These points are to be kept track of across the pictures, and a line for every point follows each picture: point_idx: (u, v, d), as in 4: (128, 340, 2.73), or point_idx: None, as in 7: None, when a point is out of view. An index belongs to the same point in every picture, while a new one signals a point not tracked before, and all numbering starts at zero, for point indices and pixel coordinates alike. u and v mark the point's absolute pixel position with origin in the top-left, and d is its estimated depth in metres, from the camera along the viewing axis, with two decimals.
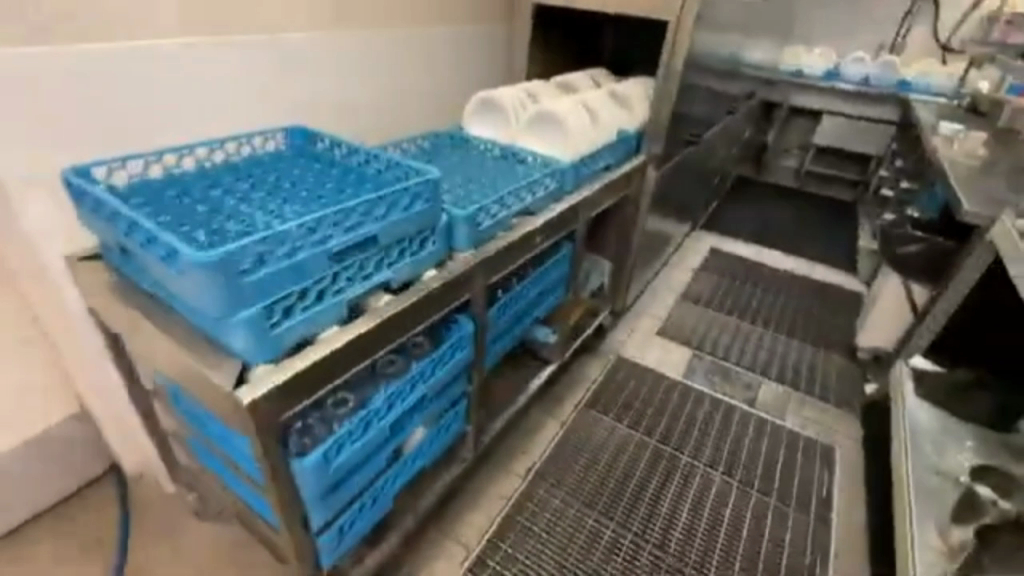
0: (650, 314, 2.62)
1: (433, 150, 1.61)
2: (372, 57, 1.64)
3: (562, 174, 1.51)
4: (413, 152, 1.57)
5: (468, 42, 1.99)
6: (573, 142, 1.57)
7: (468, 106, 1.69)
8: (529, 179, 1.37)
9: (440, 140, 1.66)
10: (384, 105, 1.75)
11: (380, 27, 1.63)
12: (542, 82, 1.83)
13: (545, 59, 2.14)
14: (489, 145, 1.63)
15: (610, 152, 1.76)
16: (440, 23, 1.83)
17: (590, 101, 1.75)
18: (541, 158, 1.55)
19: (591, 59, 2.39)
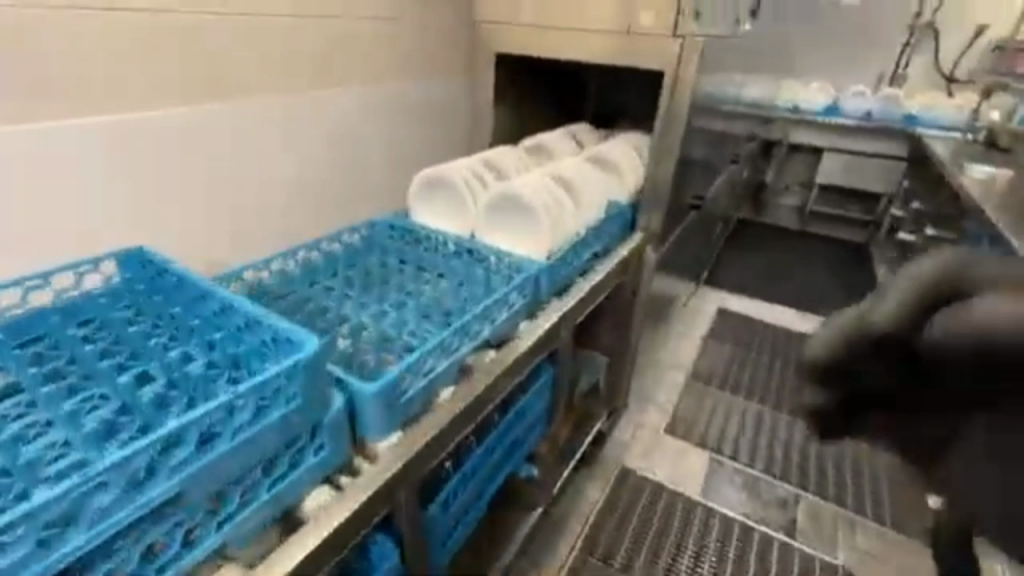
0: (657, 406, 2.20)
1: (367, 250, 1.24)
2: (285, 134, 1.23)
3: (536, 283, 1.12)
4: (335, 253, 1.17)
5: (422, 103, 1.62)
6: (546, 235, 1.18)
7: (411, 187, 1.31)
8: (488, 302, 0.97)
9: (378, 233, 1.28)
10: (309, 195, 1.34)
11: (293, 96, 1.23)
12: (507, 149, 1.46)
13: (516, 119, 1.78)
14: (444, 241, 1.24)
15: (598, 236, 1.38)
16: (381, 84, 1.46)
17: (567, 174, 1.37)
18: (507, 258, 1.16)
19: (571, 113, 2.04)
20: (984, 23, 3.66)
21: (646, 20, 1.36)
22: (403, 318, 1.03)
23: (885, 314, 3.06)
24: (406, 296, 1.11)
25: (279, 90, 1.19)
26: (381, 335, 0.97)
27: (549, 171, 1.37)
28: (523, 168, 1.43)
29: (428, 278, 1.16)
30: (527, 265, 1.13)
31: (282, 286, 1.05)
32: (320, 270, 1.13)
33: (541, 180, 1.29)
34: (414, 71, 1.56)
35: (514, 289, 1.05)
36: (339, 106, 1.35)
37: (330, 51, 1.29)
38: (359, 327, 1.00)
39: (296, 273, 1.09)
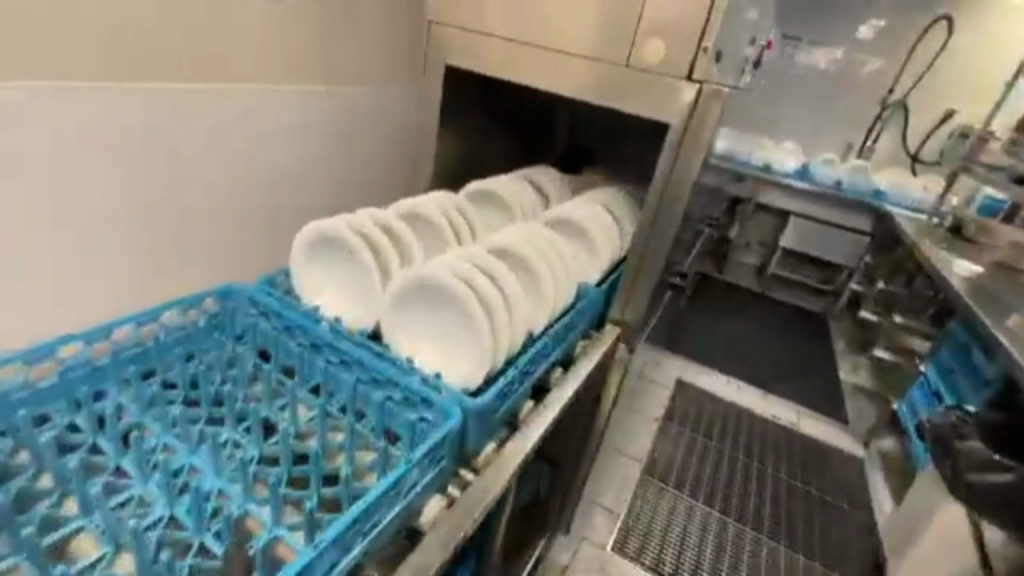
0: (604, 510, 1.83)
1: (208, 337, 0.80)
2: (85, 160, 0.73)
3: (458, 437, 0.70)
4: (144, 345, 0.73)
5: (339, 123, 1.15)
6: (485, 353, 0.78)
7: (295, 246, 0.87)
8: (361, 500, 0.56)
9: (231, 306, 0.83)
10: (127, 254, 0.83)
11: (97, 100, 0.73)
12: (440, 196, 1.05)
13: (461, 151, 1.37)
14: (325, 337, 0.79)
15: (565, 335, 1.00)
16: (271, 91, 0.98)
17: (518, 248, 0.96)
18: (416, 381, 0.74)
19: (537, 151, 1.67)
20: (951, 109, 3.65)
21: (650, 55, 1.01)
22: (221, 495, 0.61)
23: (845, 400, 2.87)
24: (244, 440, 0.68)
25: (69, 79, 0.69)
26: (158, 544, 0.54)
27: (492, 242, 0.97)
28: (459, 227, 1.02)
29: (290, 401, 0.73)
30: (446, 401, 0.71)
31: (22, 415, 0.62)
32: (107, 377, 0.69)
33: (474, 258, 0.88)
34: (327, 81, 1.09)
35: (415, 460, 0.63)
36: (201, 117, 0.87)
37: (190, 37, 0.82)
38: (134, 514, 0.57)
39: (57, 386, 0.65)
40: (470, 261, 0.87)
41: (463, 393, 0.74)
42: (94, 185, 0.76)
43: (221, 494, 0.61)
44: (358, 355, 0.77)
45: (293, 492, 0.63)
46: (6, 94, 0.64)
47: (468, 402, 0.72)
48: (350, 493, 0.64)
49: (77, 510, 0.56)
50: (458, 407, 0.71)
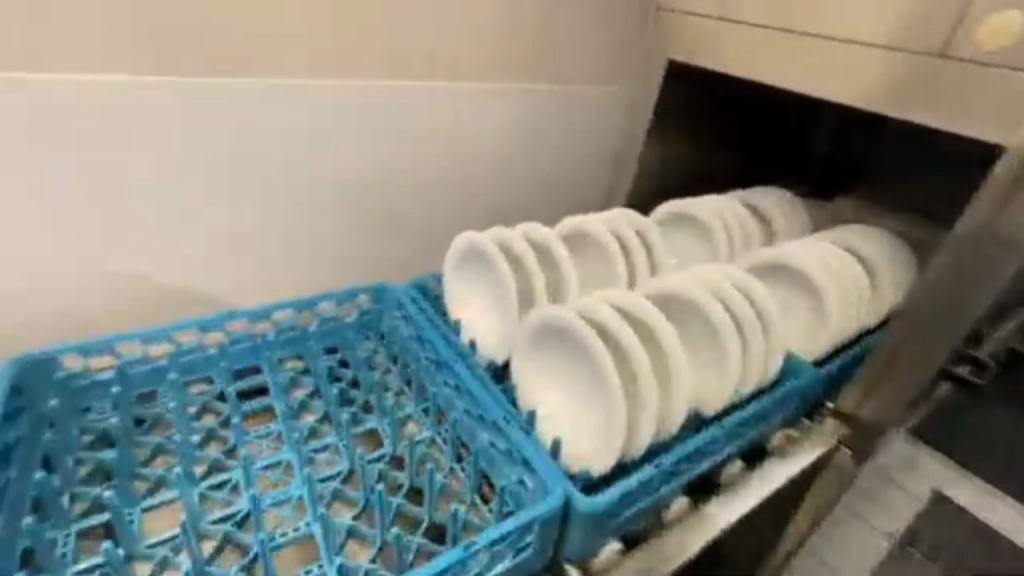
0: None
1: (358, 330, 0.79)
2: (304, 157, 0.78)
3: (552, 525, 0.56)
4: (296, 327, 0.75)
5: (548, 131, 0.98)
6: (620, 437, 0.59)
7: (449, 253, 0.80)
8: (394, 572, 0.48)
9: (382, 308, 0.80)
10: (346, 251, 0.87)
11: (319, 103, 0.76)
12: (618, 212, 0.87)
13: (680, 168, 1.11)
14: (447, 357, 0.71)
15: (757, 428, 0.73)
16: (475, 95, 0.87)
17: (704, 300, 0.69)
18: (524, 437, 0.61)
19: (803, 171, 1.28)
20: None
21: (983, 35, 0.67)
22: (300, 505, 0.60)
23: None
24: (342, 450, 0.66)
25: (299, 81, 0.74)
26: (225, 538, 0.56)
27: (653, 286, 0.73)
28: (633, 259, 0.84)
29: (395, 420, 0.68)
30: (548, 471, 0.58)
31: (185, 374, 0.69)
32: (259, 353, 0.73)
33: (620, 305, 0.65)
34: (538, 85, 0.93)
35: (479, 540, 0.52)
36: (393, 122, 0.82)
37: (391, 34, 0.77)
38: (222, 501, 0.60)
39: (217, 355, 0.70)
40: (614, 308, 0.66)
41: (580, 491, 0.58)
42: (290, 181, 0.79)
43: (298, 505, 0.60)
44: (473, 386, 0.67)
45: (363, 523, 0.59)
46: (253, 86, 0.71)
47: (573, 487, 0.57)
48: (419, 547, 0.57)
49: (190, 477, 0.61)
50: (557, 490, 0.57)
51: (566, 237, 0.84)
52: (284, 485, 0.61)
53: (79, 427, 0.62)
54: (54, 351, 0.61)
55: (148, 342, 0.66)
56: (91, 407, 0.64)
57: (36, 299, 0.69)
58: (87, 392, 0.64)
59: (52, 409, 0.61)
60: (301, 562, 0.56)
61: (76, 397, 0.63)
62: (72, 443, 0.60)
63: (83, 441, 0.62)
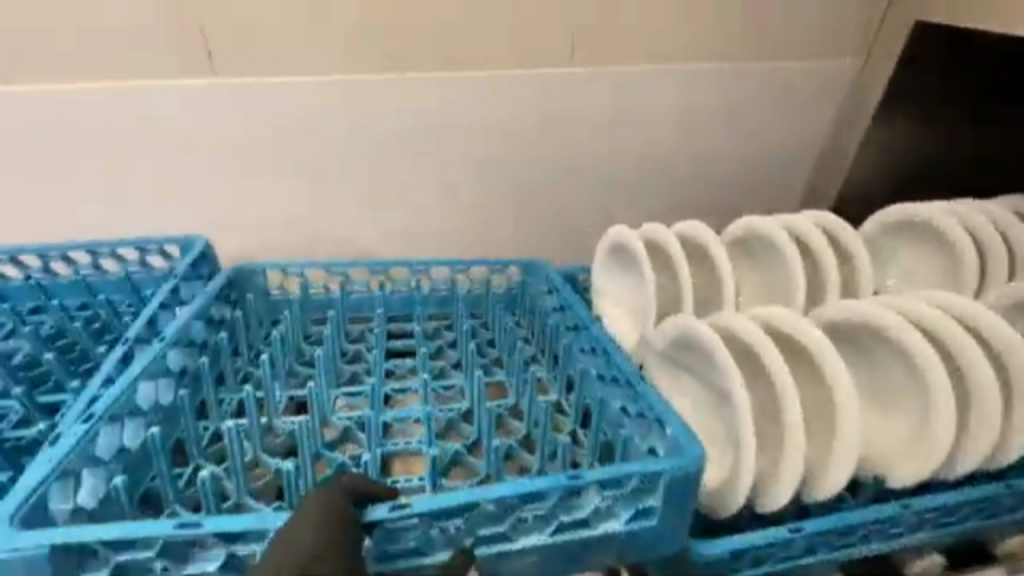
0: None
1: (507, 300, 0.82)
2: (513, 141, 0.84)
3: (676, 495, 0.49)
4: (453, 287, 0.81)
5: (738, 116, 0.90)
6: (751, 471, 0.50)
7: (601, 249, 0.76)
8: (494, 487, 0.48)
9: (530, 281, 0.82)
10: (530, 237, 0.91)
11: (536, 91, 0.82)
12: (809, 216, 0.73)
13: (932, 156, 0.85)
14: (586, 322, 0.70)
15: (972, 516, 0.54)
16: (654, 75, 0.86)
17: (885, 320, 0.56)
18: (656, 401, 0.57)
19: None
20: None
21: None
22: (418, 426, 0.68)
23: None
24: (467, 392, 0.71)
25: (523, 72, 0.81)
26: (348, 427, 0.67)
27: (826, 308, 0.59)
28: (821, 275, 0.69)
29: (520, 378, 0.70)
30: (678, 431, 0.53)
31: (355, 310, 0.81)
32: (420, 303, 0.81)
33: (768, 322, 0.55)
34: (732, 62, 0.87)
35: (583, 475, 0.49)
36: (571, 101, 0.84)
37: (574, 13, 0.79)
38: (352, 406, 0.71)
39: (382, 297, 0.81)
40: (763, 324, 0.56)
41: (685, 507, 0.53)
42: (498, 164, 0.85)
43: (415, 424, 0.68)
44: (612, 355, 0.64)
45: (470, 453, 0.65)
46: (485, 79, 0.80)
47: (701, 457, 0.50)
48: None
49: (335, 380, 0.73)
50: (691, 453, 0.50)
51: (734, 242, 0.75)
52: (412, 409, 0.70)
53: (259, 321, 0.79)
54: (252, 266, 0.78)
55: (332, 271, 0.80)
56: (273, 314, 0.80)
57: (278, 251, 0.85)
58: (278, 306, 0.80)
59: (249, 302, 0.78)
60: (409, 471, 0.64)
61: (267, 304, 0.80)
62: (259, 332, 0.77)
63: (262, 337, 0.78)
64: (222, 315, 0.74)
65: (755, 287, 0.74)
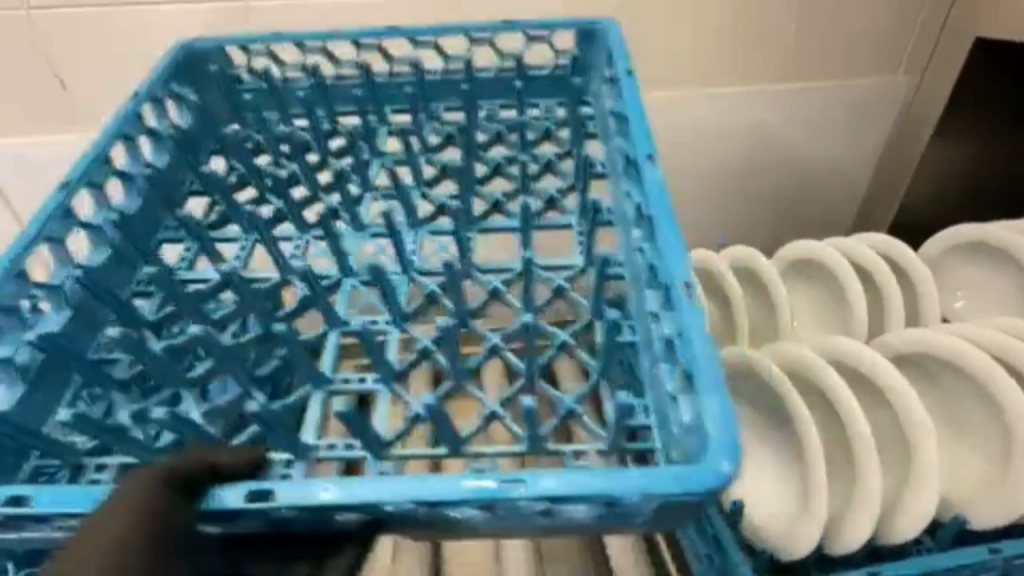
0: None
1: (554, 94, 0.61)
2: None
3: (676, 513, 0.32)
4: (468, 79, 0.60)
5: (790, 138, 0.91)
6: (823, 510, 0.47)
7: None
8: (428, 482, 0.31)
9: (591, 58, 0.59)
10: None
11: None
12: (865, 239, 0.71)
13: (1003, 169, 0.84)
14: (644, 159, 0.45)
15: None
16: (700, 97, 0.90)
17: (954, 349, 0.53)
18: (702, 338, 0.35)
19: None
20: None
21: None
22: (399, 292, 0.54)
23: None
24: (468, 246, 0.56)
25: None
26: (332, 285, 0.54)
27: (891, 336, 0.57)
28: (881, 299, 0.67)
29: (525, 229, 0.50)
30: (716, 401, 0.33)
31: (353, 101, 0.61)
32: (434, 94, 0.61)
33: (834, 354, 0.53)
34: (793, 81, 0.86)
35: (540, 486, 0.30)
36: None
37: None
38: (314, 256, 0.57)
39: (376, 83, 0.60)
40: (826, 357, 0.54)
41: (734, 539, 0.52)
42: None
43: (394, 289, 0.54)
44: (671, 246, 0.40)
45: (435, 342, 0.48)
46: None
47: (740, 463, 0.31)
48: (493, 414, 0.45)
49: (302, 221, 0.57)
50: (720, 466, 0.31)
51: (786, 266, 0.74)
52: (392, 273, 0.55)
53: (222, 126, 0.60)
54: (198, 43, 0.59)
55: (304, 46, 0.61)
56: (238, 118, 0.61)
57: None
58: (241, 88, 0.61)
59: (203, 96, 0.60)
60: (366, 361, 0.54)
61: (231, 98, 0.61)
62: (236, 144, 0.58)
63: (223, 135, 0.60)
64: (163, 125, 0.56)
65: (807, 313, 0.72)
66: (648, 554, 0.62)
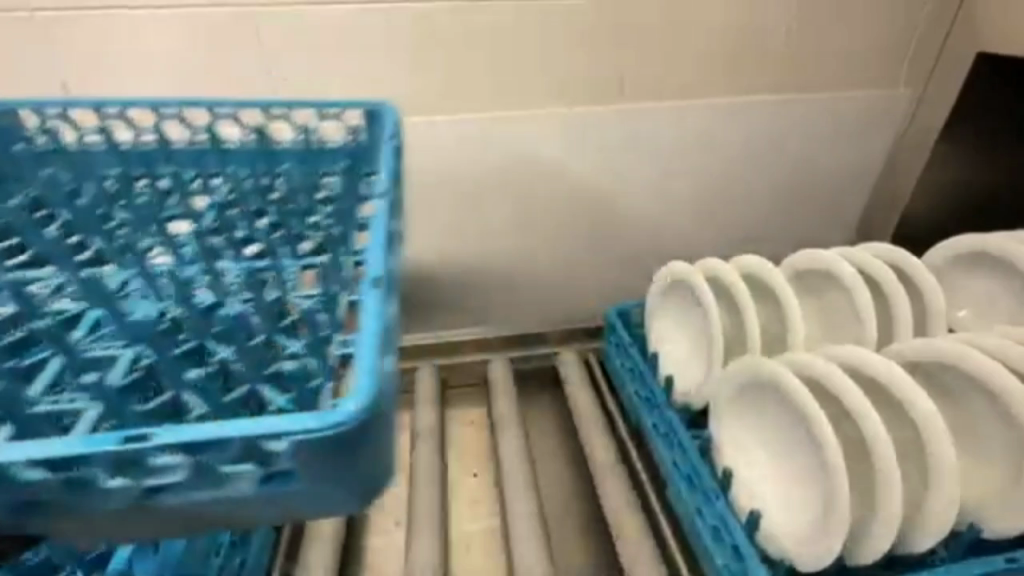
0: None
1: (345, 161, 0.62)
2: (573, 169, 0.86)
3: (331, 469, 0.29)
4: (253, 141, 0.62)
5: (793, 145, 0.91)
6: (845, 517, 0.48)
7: (668, 271, 0.75)
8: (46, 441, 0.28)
9: (376, 135, 0.60)
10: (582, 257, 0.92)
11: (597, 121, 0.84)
12: (870, 247, 0.72)
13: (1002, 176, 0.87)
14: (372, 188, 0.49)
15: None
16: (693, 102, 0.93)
17: (968, 358, 0.53)
18: (376, 308, 0.35)
19: None
20: None
21: None
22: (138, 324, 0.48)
23: None
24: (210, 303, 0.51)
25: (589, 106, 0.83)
26: (79, 316, 0.50)
27: (905, 344, 0.57)
28: (889, 308, 0.68)
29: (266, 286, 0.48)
30: (366, 352, 0.31)
31: (167, 166, 0.62)
32: (254, 162, 0.63)
33: (849, 363, 0.53)
34: (782, 92, 0.87)
35: (171, 435, 0.28)
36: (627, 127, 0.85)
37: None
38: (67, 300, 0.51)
39: (186, 150, 0.63)
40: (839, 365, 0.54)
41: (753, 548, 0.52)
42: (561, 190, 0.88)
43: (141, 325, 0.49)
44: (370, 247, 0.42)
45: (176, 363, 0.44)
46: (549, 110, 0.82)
47: (369, 404, 0.29)
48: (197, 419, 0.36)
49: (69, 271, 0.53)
50: (345, 404, 0.28)
51: (795, 275, 0.74)
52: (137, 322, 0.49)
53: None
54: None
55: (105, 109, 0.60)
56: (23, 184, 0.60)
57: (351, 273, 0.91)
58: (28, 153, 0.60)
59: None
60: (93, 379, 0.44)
61: (73, 162, 0.61)
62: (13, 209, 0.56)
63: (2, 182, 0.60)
64: None
65: (816, 321, 0.73)
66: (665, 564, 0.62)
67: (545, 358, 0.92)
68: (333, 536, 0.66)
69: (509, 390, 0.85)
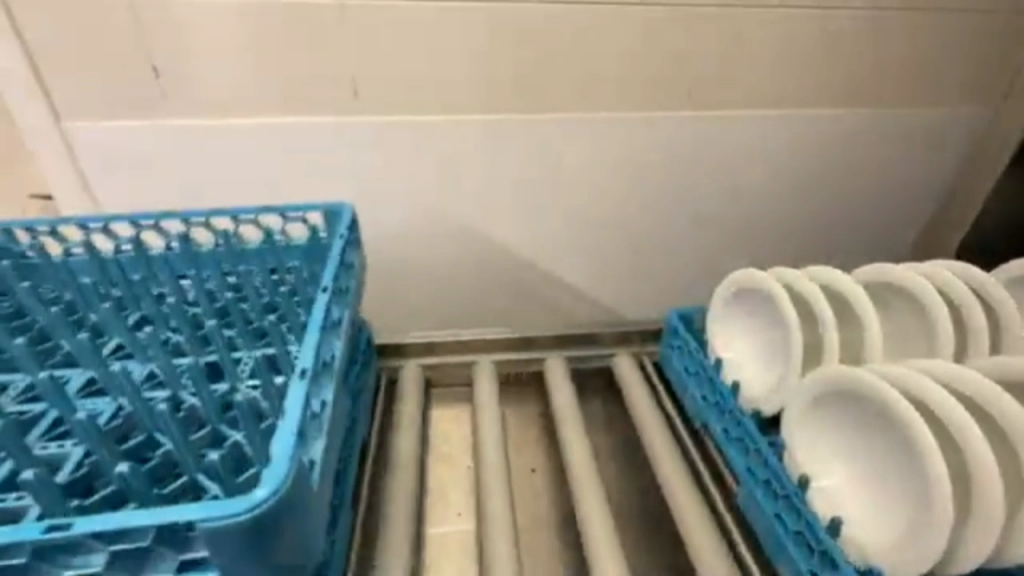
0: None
1: (302, 257, 0.62)
2: (616, 165, 0.95)
3: (244, 549, 0.31)
4: (221, 244, 0.61)
5: (829, 151, 0.99)
6: (945, 530, 0.48)
7: (737, 277, 0.76)
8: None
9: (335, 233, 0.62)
10: (610, 244, 1.03)
11: (638, 120, 0.92)
12: (937, 261, 0.73)
13: None
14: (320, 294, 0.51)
15: None
16: (748, 114, 0.94)
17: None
18: (296, 406, 0.37)
19: None
20: None
21: None
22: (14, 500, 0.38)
23: None
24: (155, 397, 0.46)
25: (627, 106, 0.90)
26: (35, 417, 0.44)
27: (992, 362, 0.57)
28: (957, 320, 0.69)
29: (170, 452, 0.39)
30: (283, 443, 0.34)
31: (144, 275, 0.61)
32: (219, 264, 0.61)
33: (938, 375, 0.54)
34: (804, 105, 0.94)
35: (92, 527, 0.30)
36: (658, 125, 0.92)
37: (686, 45, 0.87)
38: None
39: (160, 258, 0.61)
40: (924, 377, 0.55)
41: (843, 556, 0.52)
42: (601, 184, 0.96)
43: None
44: (309, 343, 0.44)
45: (114, 458, 0.40)
46: (596, 110, 0.90)
47: (278, 490, 0.31)
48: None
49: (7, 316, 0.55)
50: (257, 492, 0.31)
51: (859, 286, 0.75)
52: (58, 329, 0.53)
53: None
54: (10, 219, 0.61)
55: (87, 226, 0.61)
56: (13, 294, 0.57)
57: (406, 252, 0.99)
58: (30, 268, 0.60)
59: None
60: None
61: (56, 274, 0.59)
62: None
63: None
64: None
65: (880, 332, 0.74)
66: (738, 567, 0.62)
67: (602, 358, 0.93)
68: (405, 521, 0.67)
69: (566, 388, 0.85)
